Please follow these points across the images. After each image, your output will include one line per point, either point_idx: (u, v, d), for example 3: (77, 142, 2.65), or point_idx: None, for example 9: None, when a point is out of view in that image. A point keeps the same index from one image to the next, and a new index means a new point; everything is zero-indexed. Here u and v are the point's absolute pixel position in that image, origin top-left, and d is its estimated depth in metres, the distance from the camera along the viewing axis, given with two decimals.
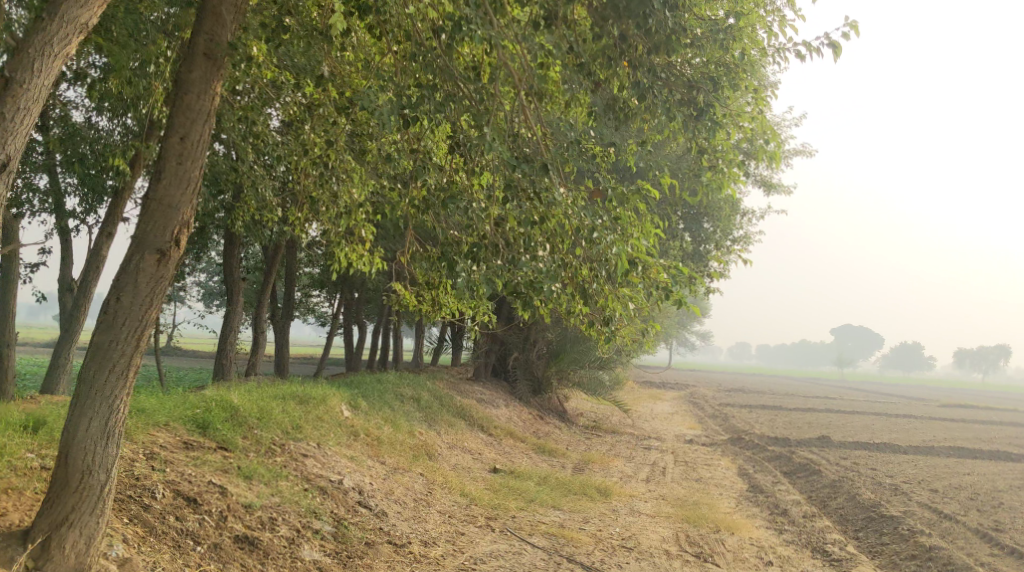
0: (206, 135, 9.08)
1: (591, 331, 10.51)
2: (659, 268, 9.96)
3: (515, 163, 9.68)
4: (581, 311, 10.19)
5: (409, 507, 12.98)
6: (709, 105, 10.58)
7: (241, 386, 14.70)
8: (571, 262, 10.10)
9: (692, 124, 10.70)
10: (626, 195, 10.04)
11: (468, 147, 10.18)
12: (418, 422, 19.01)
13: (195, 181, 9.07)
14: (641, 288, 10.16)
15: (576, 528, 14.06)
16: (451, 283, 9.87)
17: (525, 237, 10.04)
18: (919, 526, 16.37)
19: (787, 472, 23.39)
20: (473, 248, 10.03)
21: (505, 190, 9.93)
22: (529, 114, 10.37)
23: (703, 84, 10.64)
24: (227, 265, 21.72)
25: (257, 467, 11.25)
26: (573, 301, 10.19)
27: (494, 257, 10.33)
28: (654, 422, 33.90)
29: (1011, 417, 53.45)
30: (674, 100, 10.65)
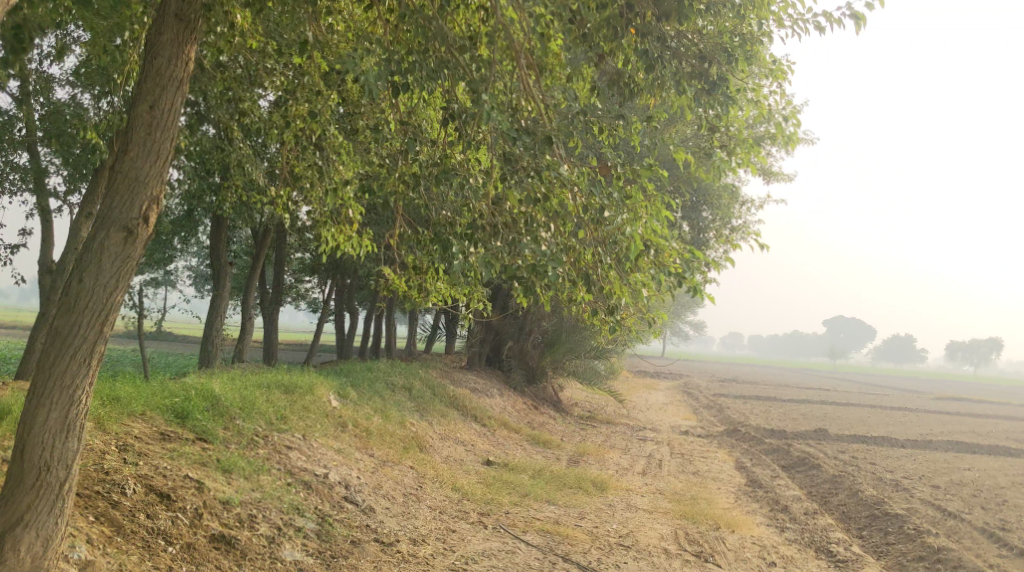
0: (179, 102, 8.58)
1: (593, 319, 10.20)
2: (672, 253, 9.66)
3: (516, 136, 9.09)
4: (583, 300, 9.83)
5: (398, 502, 12.44)
6: (722, 79, 10.20)
7: (225, 374, 14.12)
8: (575, 246, 9.75)
9: (704, 99, 10.29)
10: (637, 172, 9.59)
11: (464, 118, 9.46)
12: (409, 412, 18.46)
13: (166, 153, 8.55)
14: (651, 274, 9.86)
15: (572, 524, 13.52)
16: (446, 268, 9.26)
17: (526, 220, 9.40)
18: (925, 525, 15.84)
19: (785, 466, 22.86)
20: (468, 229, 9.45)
21: (504, 165, 9.41)
22: (530, 86, 9.81)
23: (716, 55, 10.25)
24: (215, 247, 21.16)
25: (237, 460, 10.68)
26: (576, 289, 9.86)
27: (492, 239, 9.79)
28: (649, 413, 33.37)
29: (1006, 411, 53.05)
30: (685, 72, 10.25)
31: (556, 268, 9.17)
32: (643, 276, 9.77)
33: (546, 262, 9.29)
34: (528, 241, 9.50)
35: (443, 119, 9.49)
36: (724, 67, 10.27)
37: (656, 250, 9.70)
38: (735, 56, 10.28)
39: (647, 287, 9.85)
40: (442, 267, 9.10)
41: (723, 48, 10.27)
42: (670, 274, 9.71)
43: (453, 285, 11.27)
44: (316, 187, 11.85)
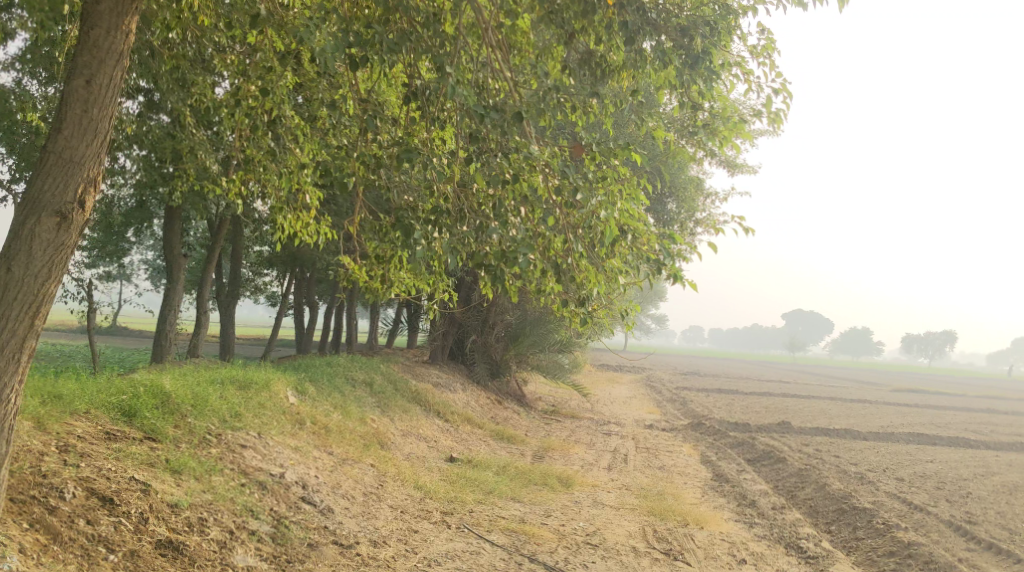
0: (120, 76, 8.55)
1: (565, 311, 9.93)
2: (651, 237, 9.35)
3: (484, 113, 8.86)
4: (553, 290, 9.55)
5: (358, 502, 11.98)
6: (706, 53, 9.77)
7: (177, 370, 13.57)
8: (543, 233, 9.41)
9: (687, 73, 9.87)
10: (612, 150, 9.34)
11: (428, 95, 9.28)
12: (369, 408, 17.98)
13: (102, 132, 8.50)
14: (628, 260, 9.60)
15: (538, 523, 13.12)
16: (409, 256, 8.85)
17: (497, 203, 9.11)
18: (894, 518, 15.51)
19: (751, 460, 22.59)
20: (432, 211, 9.12)
21: (471, 143, 9.10)
22: (499, 62, 9.61)
23: (699, 26, 9.89)
24: (168, 239, 20.57)
25: (188, 460, 10.16)
26: (546, 278, 9.50)
27: (458, 225, 9.51)
28: (613, 406, 33.07)
29: (963, 402, 53.30)
30: (665, 45, 9.97)
31: (526, 254, 8.86)
32: (621, 261, 9.54)
33: (516, 248, 8.94)
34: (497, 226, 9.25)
35: (405, 95, 9.20)
36: (707, 40, 9.92)
37: (633, 235, 9.45)
38: (718, 29, 9.90)
39: (623, 273, 9.62)
40: (405, 254, 8.68)
41: (705, 19, 9.88)
42: (648, 260, 9.45)
43: (414, 275, 10.80)
44: (270, 171, 11.40)
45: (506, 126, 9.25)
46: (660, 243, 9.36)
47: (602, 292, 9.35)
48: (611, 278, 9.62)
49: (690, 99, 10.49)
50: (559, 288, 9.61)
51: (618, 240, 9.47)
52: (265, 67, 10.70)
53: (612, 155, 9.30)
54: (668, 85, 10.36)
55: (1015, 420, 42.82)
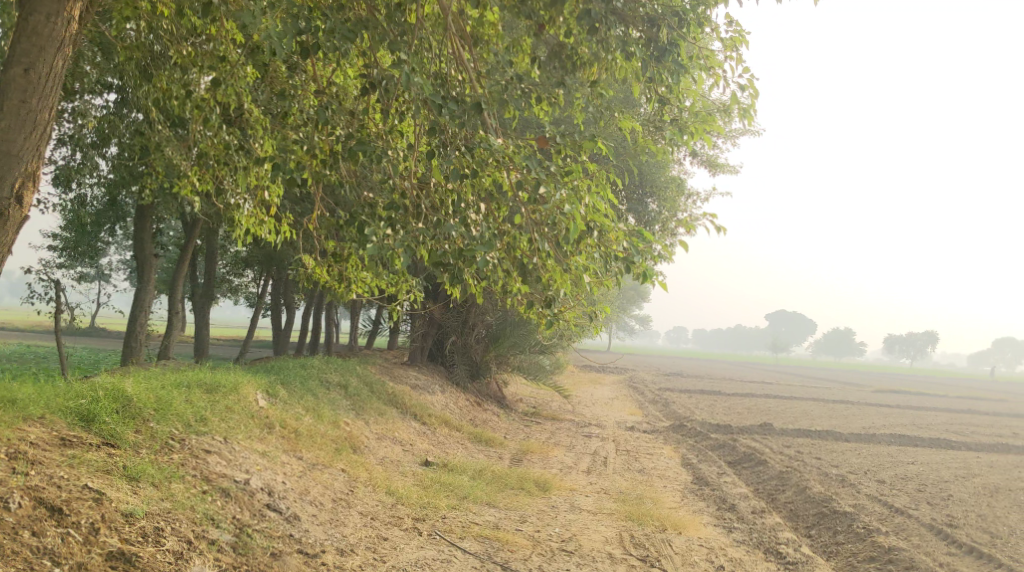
0: (57, 66, 9.28)
1: (531, 311, 9.86)
2: (618, 234, 9.18)
3: (441, 103, 8.70)
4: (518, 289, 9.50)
5: (326, 509, 11.65)
6: (674, 46, 9.85)
7: (142, 373, 13.22)
8: (509, 233, 9.55)
9: (653, 66, 10.06)
10: (576, 145, 9.29)
11: (387, 84, 8.96)
12: (343, 411, 17.64)
13: (37, 122, 9.23)
14: (595, 257, 9.48)
15: (512, 529, 12.82)
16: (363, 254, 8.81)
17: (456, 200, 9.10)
18: (874, 521, 15.21)
19: (732, 462, 22.34)
20: (388, 208, 9.11)
21: (430, 136, 8.97)
22: (461, 55, 9.58)
23: (667, 19, 9.88)
24: (139, 238, 20.23)
25: (146, 466, 9.89)
26: (511, 280, 9.75)
27: (415, 222, 9.51)
28: (594, 408, 32.79)
29: (943, 403, 53.26)
30: (633, 36, 9.95)
31: (485, 254, 8.89)
32: (586, 259, 9.39)
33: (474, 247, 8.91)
34: (456, 224, 9.26)
35: (362, 86, 9.03)
36: (674, 32, 9.95)
37: (599, 232, 9.31)
38: (687, 20, 9.89)
39: (590, 271, 9.50)
40: (358, 251, 8.64)
41: (674, 10, 9.87)
42: (615, 259, 9.32)
43: (373, 274, 10.89)
44: (234, 168, 11.15)
45: (465, 116, 9.13)
46: (627, 240, 9.22)
47: (566, 291, 9.25)
48: (576, 276, 9.50)
49: (659, 94, 10.55)
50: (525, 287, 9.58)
51: (584, 237, 9.30)
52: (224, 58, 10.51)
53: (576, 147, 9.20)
54: (636, 79, 10.49)
55: (995, 421, 42.75)
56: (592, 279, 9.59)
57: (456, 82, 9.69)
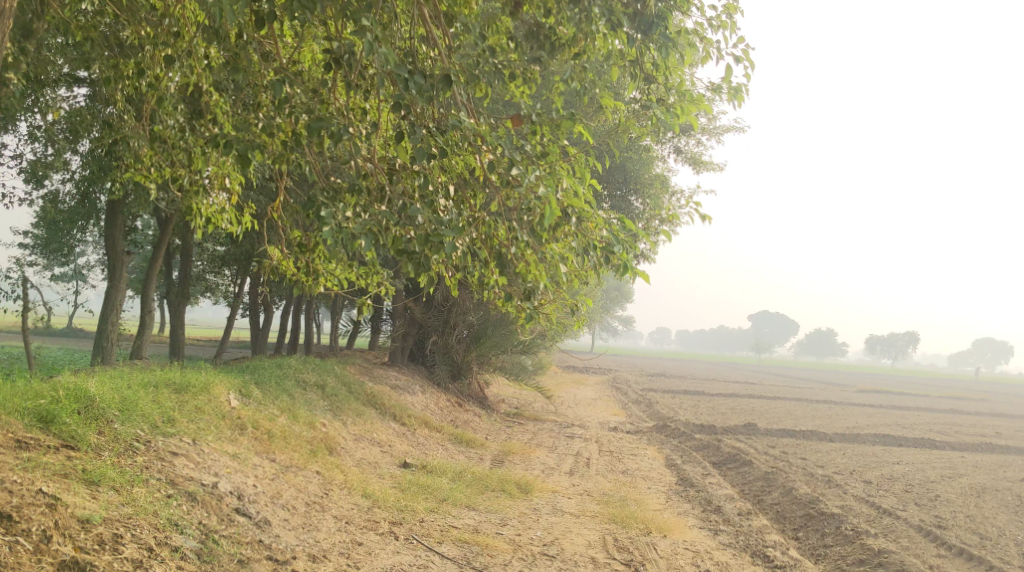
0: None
1: (508, 305, 9.77)
2: (598, 221, 9.23)
3: (407, 76, 8.62)
4: (494, 281, 9.41)
5: (299, 513, 11.22)
6: (660, 16, 9.75)
7: (107, 372, 12.77)
8: (483, 220, 9.44)
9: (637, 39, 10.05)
10: (553, 122, 9.32)
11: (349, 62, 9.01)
12: (319, 412, 17.21)
13: None
14: (572, 247, 9.44)
15: (492, 533, 12.40)
16: (323, 238, 8.66)
17: (423, 183, 9.02)
18: (862, 523, 14.79)
19: (717, 463, 21.96)
20: (349, 190, 8.93)
21: (394, 110, 8.79)
22: (428, 27, 9.42)
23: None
24: (110, 235, 19.79)
25: (106, 470, 9.60)
26: (487, 272, 9.58)
27: (378, 206, 9.36)
28: (577, 408, 32.38)
29: (925, 403, 53.07)
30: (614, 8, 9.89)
31: (452, 239, 8.77)
32: (562, 247, 9.37)
33: (442, 232, 8.82)
34: (424, 208, 9.15)
35: (324, 60, 9.07)
36: (660, 3, 9.91)
37: (577, 217, 9.25)
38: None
39: (567, 259, 9.46)
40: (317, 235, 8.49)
41: None
42: (594, 249, 9.38)
43: (335, 263, 10.93)
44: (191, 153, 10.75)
45: (432, 91, 9.03)
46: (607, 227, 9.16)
47: (544, 283, 9.19)
48: (553, 265, 9.45)
49: (643, 73, 10.44)
50: (500, 280, 9.52)
51: (561, 222, 9.23)
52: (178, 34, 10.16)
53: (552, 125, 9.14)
54: (620, 56, 10.40)
55: (977, 421, 42.54)
56: (568, 270, 9.60)
57: (427, 58, 9.60)
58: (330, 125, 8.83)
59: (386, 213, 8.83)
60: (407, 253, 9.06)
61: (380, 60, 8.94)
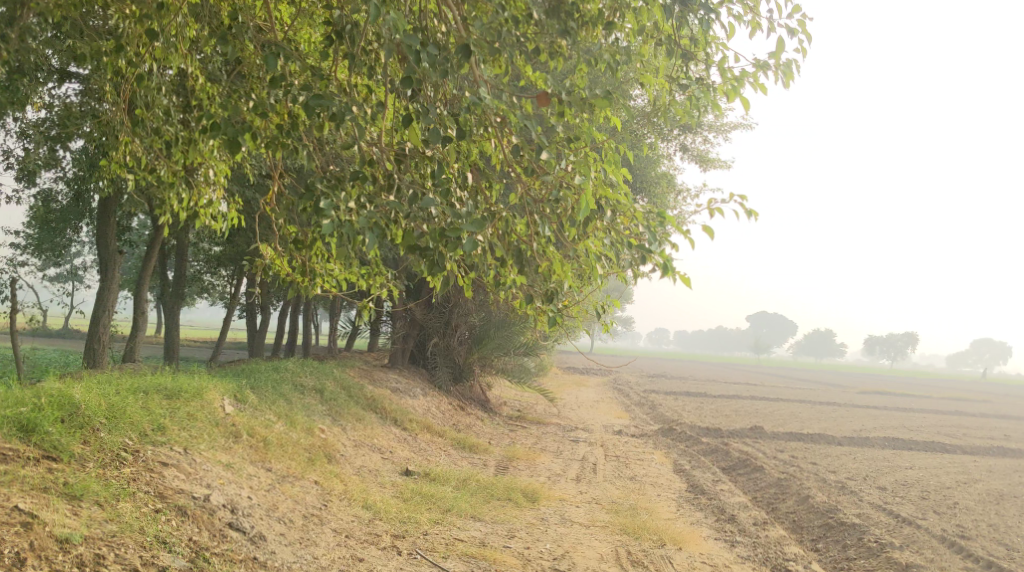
0: None
1: (529, 307, 9.36)
2: (634, 214, 8.75)
3: (417, 48, 8.11)
4: (515, 280, 8.97)
5: (296, 527, 10.63)
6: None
7: (95, 378, 12.20)
8: (500, 214, 8.78)
9: (672, 17, 9.65)
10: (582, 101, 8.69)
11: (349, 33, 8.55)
12: (318, 417, 16.63)
13: None
14: (604, 243, 9.00)
15: (500, 547, 11.80)
16: (324, 233, 8.14)
17: (437, 171, 8.53)
18: (884, 533, 14.16)
19: (726, 469, 21.32)
20: (353, 178, 8.36)
21: (405, 87, 8.25)
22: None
23: None
24: (102, 233, 19.25)
25: (91, 483, 9.05)
26: (508, 271, 9.07)
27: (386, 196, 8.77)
28: (580, 412, 31.76)
29: (930, 404, 52.51)
30: None
31: (472, 233, 8.21)
32: (592, 241, 8.93)
33: (460, 226, 8.28)
34: (438, 198, 8.60)
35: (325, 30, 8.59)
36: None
37: (610, 210, 8.88)
38: None
39: (598, 257, 9.00)
40: (318, 229, 7.97)
41: None
42: (628, 244, 8.91)
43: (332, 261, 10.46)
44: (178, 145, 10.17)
45: (447, 65, 8.51)
46: (645, 224, 8.76)
47: (576, 286, 8.77)
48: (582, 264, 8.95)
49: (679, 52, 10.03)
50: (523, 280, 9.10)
51: (593, 216, 8.83)
52: (160, 9, 9.59)
53: (583, 105, 8.63)
54: (648, 34, 10.07)
55: (984, 423, 41.91)
56: (600, 267, 9.12)
57: (440, 31, 9.04)
58: (334, 104, 8.34)
59: (396, 204, 8.32)
60: (418, 250, 8.57)
61: (388, 32, 8.42)
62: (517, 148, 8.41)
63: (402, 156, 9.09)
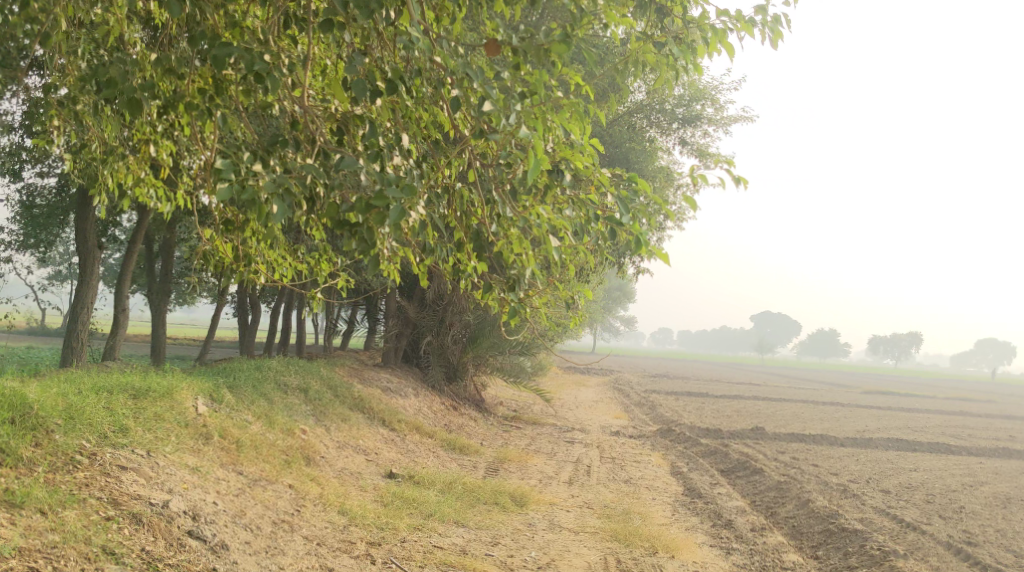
0: None
1: (489, 298, 8.93)
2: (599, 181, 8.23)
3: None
4: (473, 266, 8.65)
5: (263, 534, 10.05)
6: None
7: (58, 377, 11.64)
8: (451, 188, 8.67)
9: None
10: (541, 49, 7.89)
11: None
12: (301, 417, 16.07)
13: None
14: (565, 217, 8.51)
15: (482, 555, 11.20)
16: (225, 199, 7.89)
17: (367, 131, 8.08)
18: (887, 540, 13.51)
19: (725, 471, 20.67)
20: (271, 141, 8.14)
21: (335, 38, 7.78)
22: None
23: None
24: (82, 229, 18.68)
25: (35, 490, 8.56)
26: (464, 252, 8.68)
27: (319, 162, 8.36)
28: (578, 412, 31.12)
29: (933, 405, 51.82)
30: None
31: (400, 199, 7.74)
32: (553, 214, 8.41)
33: (387, 192, 7.82)
34: (370, 161, 8.12)
35: None
36: None
37: (571, 176, 8.53)
38: None
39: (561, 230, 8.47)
40: (217, 194, 7.68)
41: None
42: (594, 221, 8.49)
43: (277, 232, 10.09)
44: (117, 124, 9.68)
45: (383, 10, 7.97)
46: (611, 194, 8.33)
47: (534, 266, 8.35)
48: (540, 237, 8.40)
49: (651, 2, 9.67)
50: (482, 265, 8.73)
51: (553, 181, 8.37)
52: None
53: (538, 53, 7.89)
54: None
55: (988, 423, 41.23)
56: (565, 244, 8.60)
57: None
58: (248, 57, 7.95)
59: (313, 169, 7.98)
60: (348, 226, 8.20)
61: None
62: (455, 100, 7.97)
63: (340, 124, 8.73)
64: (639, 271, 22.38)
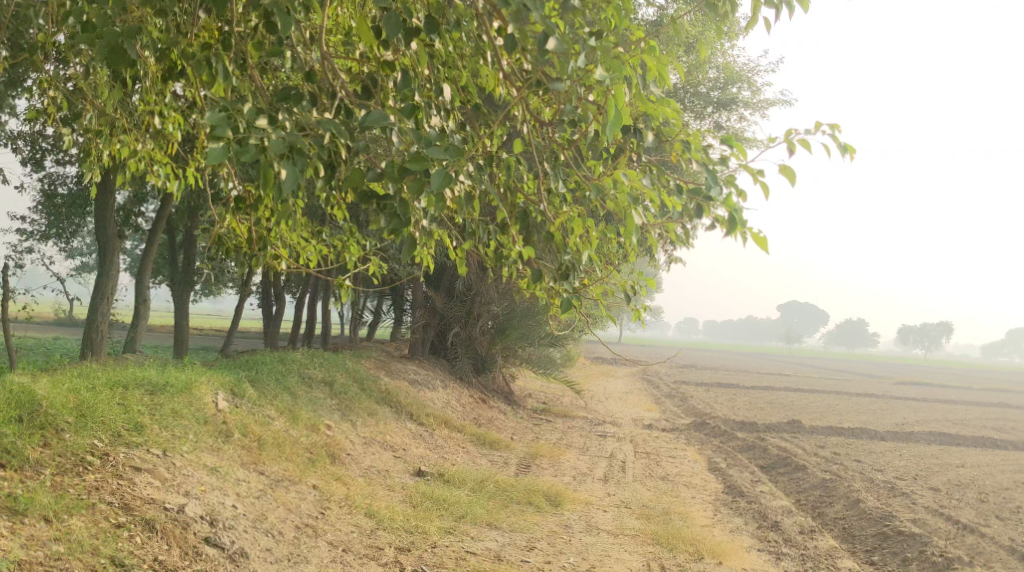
0: None
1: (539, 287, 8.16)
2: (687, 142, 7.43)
3: None
4: (520, 248, 7.89)
5: (285, 541, 9.44)
6: None
7: (70, 371, 11.05)
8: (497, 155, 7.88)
9: None
10: None
11: None
12: (325, 412, 15.46)
13: None
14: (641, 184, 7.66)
15: (517, 562, 10.55)
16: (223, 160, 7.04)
17: (400, 85, 7.30)
18: (948, 545, 12.76)
19: (764, 467, 19.92)
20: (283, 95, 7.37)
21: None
22: None
23: None
24: (101, 217, 18.09)
25: (38, 497, 7.98)
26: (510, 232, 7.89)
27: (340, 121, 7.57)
28: (609, 403, 30.44)
29: (969, 396, 50.64)
30: None
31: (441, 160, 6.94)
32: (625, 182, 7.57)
33: (422, 155, 7.05)
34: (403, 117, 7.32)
35: None
36: None
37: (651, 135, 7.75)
38: None
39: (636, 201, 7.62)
40: (214, 154, 6.92)
41: None
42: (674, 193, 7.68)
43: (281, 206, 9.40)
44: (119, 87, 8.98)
45: None
46: (699, 162, 7.59)
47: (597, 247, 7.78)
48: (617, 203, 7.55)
49: None
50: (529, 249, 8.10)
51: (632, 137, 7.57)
52: None
53: None
54: None
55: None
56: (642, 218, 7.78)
57: None
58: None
59: (333, 128, 7.24)
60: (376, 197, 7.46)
61: None
62: (510, 39, 7.14)
63: (370, 83, 8.04)
64: (673, 258, 21.71)
